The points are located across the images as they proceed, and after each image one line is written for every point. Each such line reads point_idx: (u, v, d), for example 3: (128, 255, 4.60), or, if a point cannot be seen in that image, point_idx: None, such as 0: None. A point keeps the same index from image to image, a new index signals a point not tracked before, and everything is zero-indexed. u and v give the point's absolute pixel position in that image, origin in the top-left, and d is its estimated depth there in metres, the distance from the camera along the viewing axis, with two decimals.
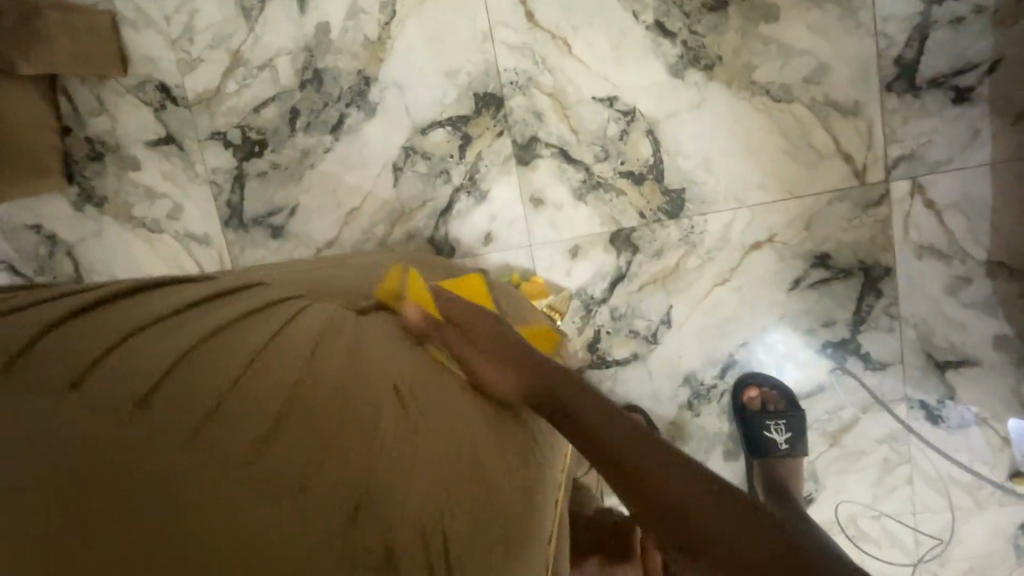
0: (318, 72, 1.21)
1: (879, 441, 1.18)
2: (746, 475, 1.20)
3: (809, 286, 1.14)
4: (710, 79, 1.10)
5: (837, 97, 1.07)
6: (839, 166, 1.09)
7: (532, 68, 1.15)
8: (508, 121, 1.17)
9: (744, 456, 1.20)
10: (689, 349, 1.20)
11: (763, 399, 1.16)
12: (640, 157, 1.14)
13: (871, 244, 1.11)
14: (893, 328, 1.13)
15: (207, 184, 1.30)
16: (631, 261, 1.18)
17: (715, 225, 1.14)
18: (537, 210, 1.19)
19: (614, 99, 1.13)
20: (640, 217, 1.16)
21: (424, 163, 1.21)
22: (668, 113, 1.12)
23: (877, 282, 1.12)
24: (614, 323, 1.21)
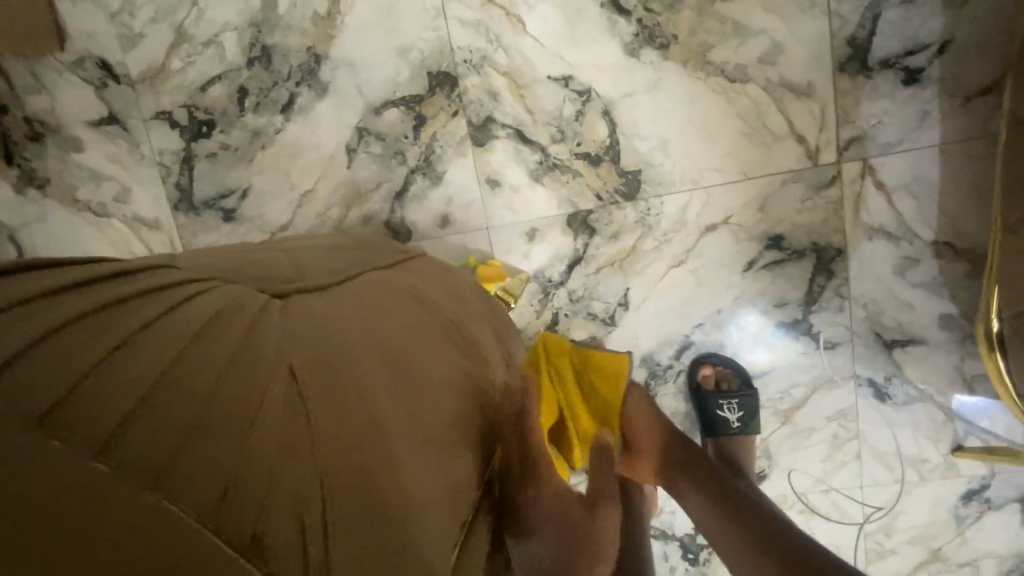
0: (267, 49, 1.17)
1: (829, 418, 1.21)
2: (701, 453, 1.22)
3: (763, 268, 1.15)
4: (666, 59, 1.09)
5: (791, 78, 1.07)
6: (792, 147, 1.10)
7: (487, 47, 1.12)
8: (463, 101, 1.15)
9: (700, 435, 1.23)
10: (646, 331, 1.21)
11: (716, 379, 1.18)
12: (597, 138, 1.13)
13: (822, 225, 1.12)
14: (844, 308, 1.15)
15: (154, 166, 1.25)
16: (587, 244, 1.18)
17: (671, 207, 1.14)
18: (494, 192, 1.18)
19: (570, 78, 1.11)
20: (597, 200, 1.15)
21: (378, 144, 1.19)
22: (624, 93, 1.11)
23: (829, 263, 1.14)
24: (572, 305, 1.21)
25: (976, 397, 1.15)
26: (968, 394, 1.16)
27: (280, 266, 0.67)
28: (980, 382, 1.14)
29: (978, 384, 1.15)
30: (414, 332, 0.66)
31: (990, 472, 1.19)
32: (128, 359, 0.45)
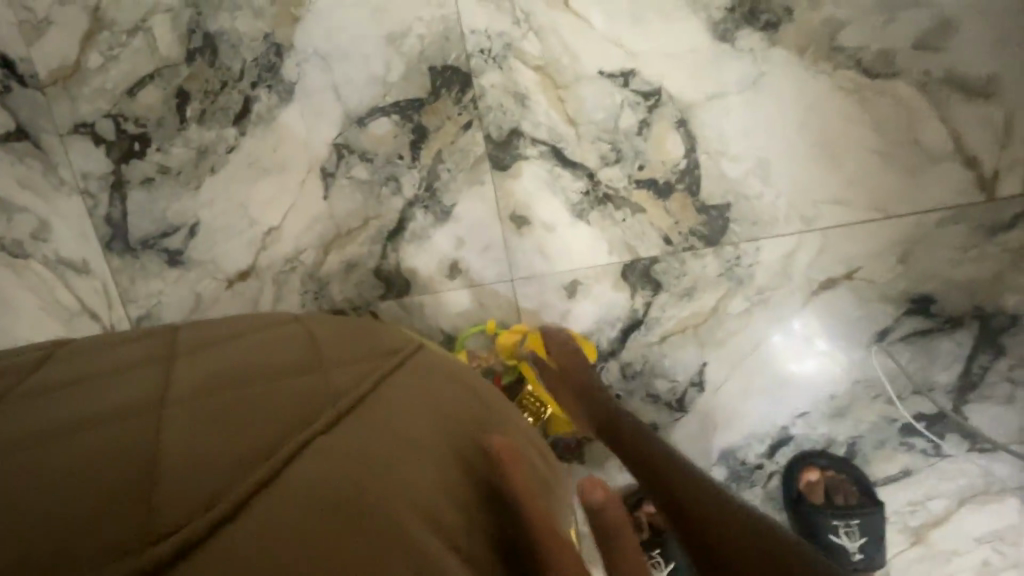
0: (211, 38, 0.86)
1: (979, 540, 0.88)
2: None
3: (899, 340, 0.82)
4: (774, 43, 0.75)
5: (963, 71, 0.73)
6: (956, 173, 0.75)
7: (511, 29, 0.79)
8: (479, 107, 0.83)
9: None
10: (726, 419, 0.89)
11: (828, 490, 0.86)
12: (667, 158, 0.80)
13: (993, 283, 0.78)
14: (1015, 397, 0.82)
15: (78, 195, 0.96)
16: (650, 303, 0.85)
17: (771, 255, 0.81)
18: (521, 232, 0.86)
19: (631, 74, 0.78)
20: (664, 243, 0.83)
21: (363, 166, 0.87)
22: (711, 95, 0.77)
23: (997, 335, 0.80)
24: (626, 384, 0.89)
25: None
26: None
27: (122, 494, 0.35)
28: None
29: None
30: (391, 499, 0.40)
31: None
32: None
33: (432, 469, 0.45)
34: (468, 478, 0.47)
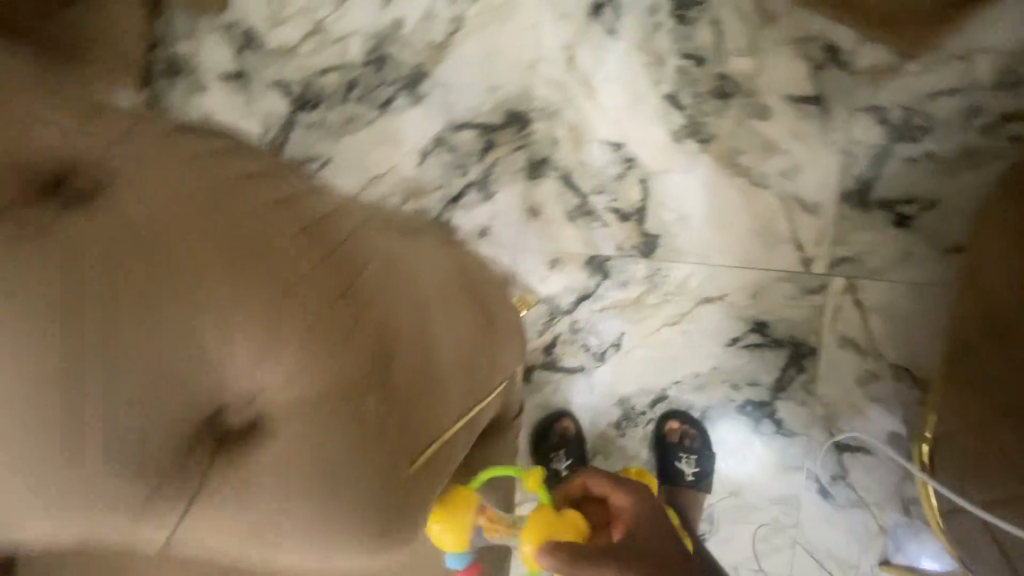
0: (383, 57, 1.41)
1: (774, 501, 1.31)
2: None
3: (744, 346, 1.30)
4: (703, 152, 1.29)
5: (803, 195, 1.27)
6: (791, 252, 1.28)
7: (560, 103, 1.34)
8: (528, 140, 1.36)
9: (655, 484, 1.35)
10: (628, 374, 1.35)
11: (681, 435, 1.31)
12: (630, 199, 1.32)
13: (803, 324, 1.28)
14: (807, 402, 1.28)
15: (258, 122, 1.46)
16: (599, 284, 1.34)
17: (677, 274, 1.31)
18: (533, 219, 1.36)
19: (620, 146, 1.32)
20: (617, 249, 1.33)
21: (448, 154, 1.39)
22: (661, 169, 1.31)
23: (802, 358, 1.28)
24: (572, 333, 1.36)
25: (910, 518, 1.26)
26: (903, 513, 1.26)
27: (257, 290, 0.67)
28: (915, 506, 1.25)
29: (914, 506, 1.25)
30: (372, 335, 0.73)
31: None
32: (161, 298, 0.64)
33: (399, 333, 0.76)
34: (416, 345, 0.77)
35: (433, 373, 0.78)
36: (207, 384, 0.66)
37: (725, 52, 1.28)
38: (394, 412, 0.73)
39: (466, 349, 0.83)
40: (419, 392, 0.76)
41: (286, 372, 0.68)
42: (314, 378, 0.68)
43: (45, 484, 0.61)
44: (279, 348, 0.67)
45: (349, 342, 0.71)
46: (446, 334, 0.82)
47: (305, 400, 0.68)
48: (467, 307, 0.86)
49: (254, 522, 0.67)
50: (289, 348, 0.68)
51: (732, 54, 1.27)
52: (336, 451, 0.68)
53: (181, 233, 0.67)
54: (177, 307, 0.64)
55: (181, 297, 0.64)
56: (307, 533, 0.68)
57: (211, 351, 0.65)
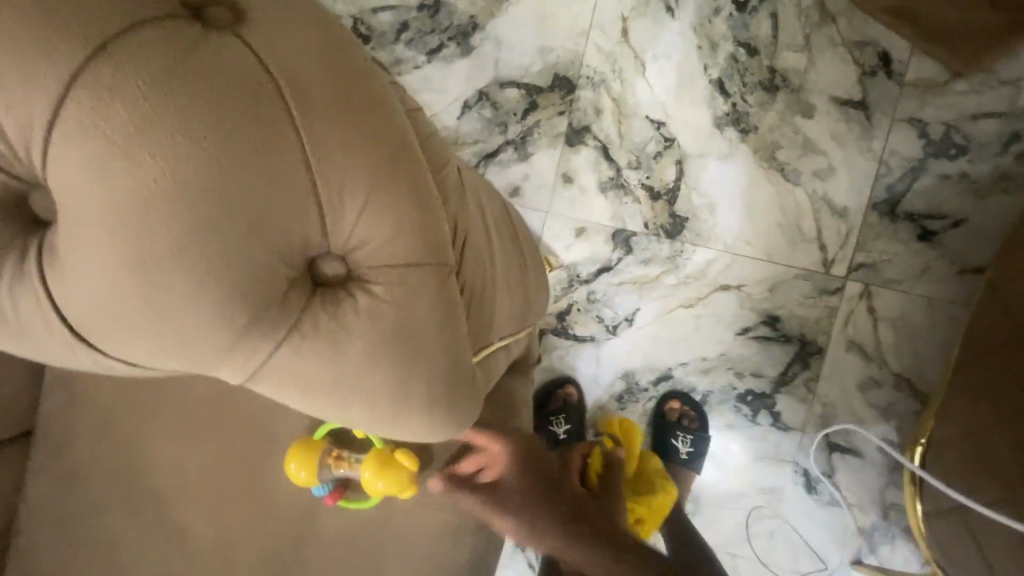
0: (439, 3, 1.40)
1: (760, 490, 1.34)
2: None
3: (754, 337, 1.32)
4: (743, 141, 1.31)
5: (834, 197, 1.28)
6: (813, 251, 1.30)
7: (609, 73, 1.35)
8: (572, 106, 1.36)
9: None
10: (637, 349, 1.37)
11: (680, 414, 1.33)
12: (664, 178, 1.34)
13: (814, 323, 1.30)
14: (806, 399, 1.31)
15: None
16: (621, 258, 1.36)
17: (700, 258, 1.33)
18: (565, 186, 1.37)
19: (662, 124, 1.33)
20: (644, 226, 1.35)
21: (490, 110, 1.39)
22: (699, 153, 1.32)
23: (807, 356, 1.31)
24: (587, 303, 1.38)
25: (888, 522, 1.30)
26: (882, 517, 1.30)
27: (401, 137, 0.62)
28: (894, 511, 1.29)
29: (893, 511, 1.30)
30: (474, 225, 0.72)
31: None
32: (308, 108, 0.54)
33: (489, 233, 0.76)
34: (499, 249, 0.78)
35: (511, 280, 0.79)
36: (287, 229, 0.54)
37: (779, 45, 1.28)
38: (480, 307, 0.71)
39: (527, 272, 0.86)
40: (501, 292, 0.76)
41: (386, 231, 0.58)
42: (415, 243, 0.59)
43: (96, 320, 0.53)
44: (389, 202, 0.57)
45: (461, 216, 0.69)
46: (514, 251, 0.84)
47: (408, 264, 0.59)
48: (515, 242, 0.86)
49: (326, 386, 0.60)
50: (395, 207, 0.58)
51: (786, 48, 1.28)
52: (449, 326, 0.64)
53: (292, 58, 0.54)
54: (278, 136, 0.52)
55: (285, 123, 0.53)
56: (378, 408, 0.63)
57: (317, 186, 0.55)
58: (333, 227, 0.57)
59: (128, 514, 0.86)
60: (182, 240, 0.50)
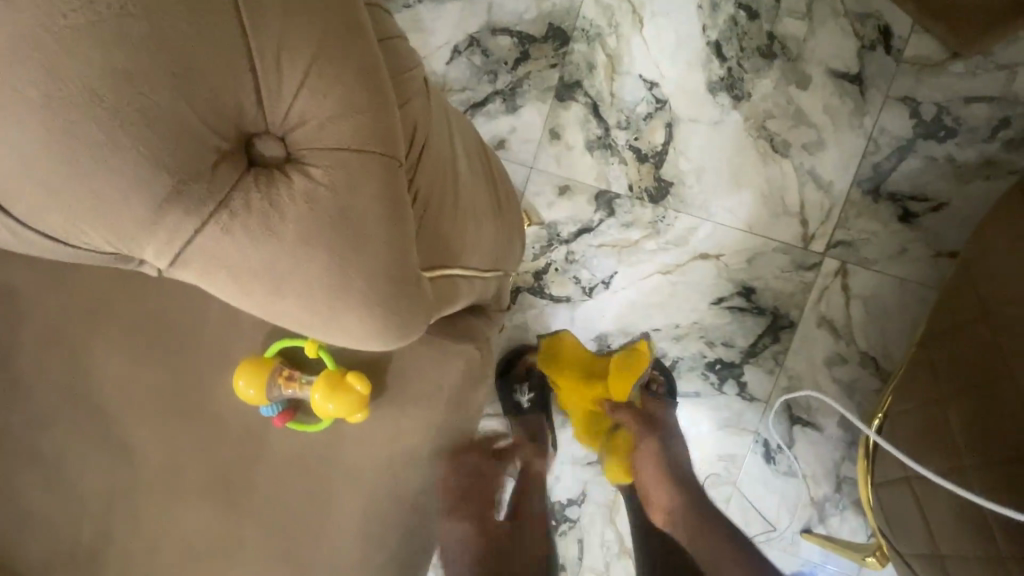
0: None
1: (720, 457, 1.37)
2: None
3: (728, 308, 1.33)
4: (735, 108, 1.28)
5: (820, 172, 1.27)
6: (794, 225, 1.29)
7: (605, 27, 1.31)
8: (565, 59, 1.32)
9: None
10: (611, 313, 1.36)
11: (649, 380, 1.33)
12: (652, 141, 1.31)
13: (788, 297, 1.31)
14: (773, 372, 1.33)
15: None
16: (602, 220, 1.34)
17: (681, 225, 1.32)
18: (551, 142, 1.35)
19: (655, 85, 1.30)
20: (628, 188, 1.33)
21: (480, 57, 1.35)
22: (690, 117, 1.30)
23: (778, 329, 1.32)
24: (565, 263, 1.36)
25: (840, 495, 1.33)
26: (835, 489, 1.33)
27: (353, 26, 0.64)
28: (847, 484, 1.33)
29: (846, 484, 1.33)
30: (429, 136, 0.74)
31: (822, 561, 1.36)
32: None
33: (444, 150, 0.78)
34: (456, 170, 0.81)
35: (469, 202, 0.82)
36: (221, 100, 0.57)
37: (780, 11, 1.25)
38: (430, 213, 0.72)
39: (487, 200, 0.89)
40: (458, 206, 0.78)
41: (329, 114, 0.61)
42: (356, 126, 0.61)
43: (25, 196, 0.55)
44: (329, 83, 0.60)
45: (414, 121, 0.71)
46: (477, 182, 0.87)
47: (351, 149, 0.61)
48: (483, 179, 0.90)
49: (260, 276, 0.61)
50: (339, 89, 0.60)
51: (786, 14, 1.25)
52: (394, 217, 0.64)
53: None
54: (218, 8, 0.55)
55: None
56: (313, 300, 0.63)
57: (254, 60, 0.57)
58: (270, 104, 0.60)
59: (79, 428, 0.86)
60: (119, 121, 0.52)
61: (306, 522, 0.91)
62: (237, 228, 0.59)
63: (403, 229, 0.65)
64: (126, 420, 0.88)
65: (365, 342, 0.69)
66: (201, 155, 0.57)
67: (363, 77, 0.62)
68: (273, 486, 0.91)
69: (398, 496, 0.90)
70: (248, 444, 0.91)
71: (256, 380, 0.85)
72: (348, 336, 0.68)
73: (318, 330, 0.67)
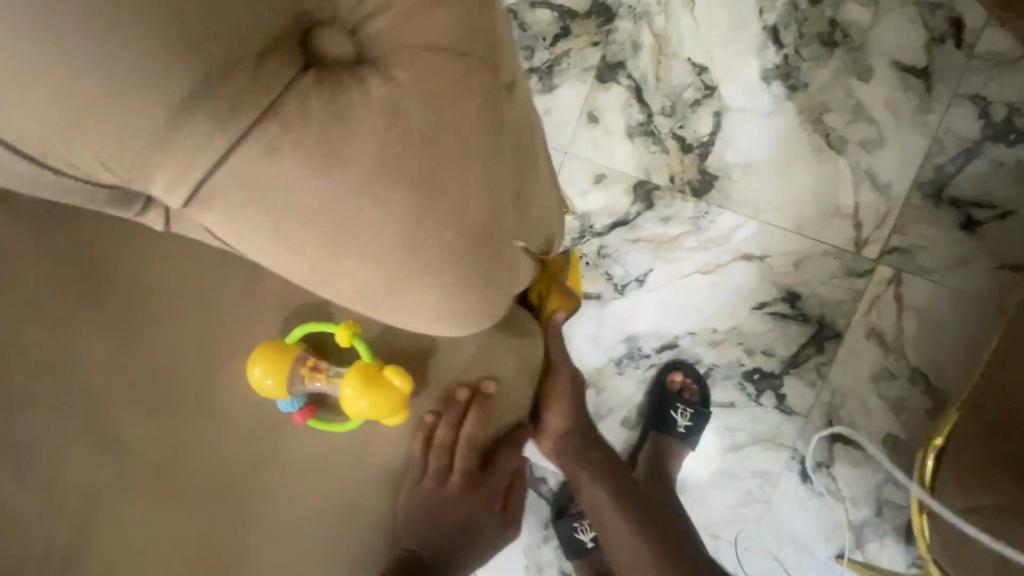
0: None
1: (753, 473, 1.28)
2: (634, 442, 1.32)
3: (770, 314, 1.23)
4: (790, 99, 1.19)
5: (878, 173, 1.18)
6: (846, 228, 1.20)
7: (654, 5, 1.21)
8: (608, 38, 1.23)
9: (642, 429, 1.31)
10: (644, 313, 1.27)
11: (682, 385, 1.27)
12: (699, 130, 1.22)
13: (836, 305, 1.22)
14: (815, 384, 1.24)
15: None
16: (640, 213, 1.25)
17: (725, 222, 1.23)
18: (589, 126, 1.25)
19: (705, 69, 1.21)
20: (669, 180, 1.24)
21: (517, 30, 1.25)
22: (740, 106, 1.20)
23: (824, 339, 1.23)
24: (597, 258, 1.27)
25: (880, 519, 1.24)
26: (875, 513, 1.24)
27: None
28: (888, 508, 1.24)
29: (887, 508, 1.24)
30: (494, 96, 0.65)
31: None
32: None
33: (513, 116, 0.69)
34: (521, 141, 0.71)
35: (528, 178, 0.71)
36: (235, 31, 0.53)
37: None
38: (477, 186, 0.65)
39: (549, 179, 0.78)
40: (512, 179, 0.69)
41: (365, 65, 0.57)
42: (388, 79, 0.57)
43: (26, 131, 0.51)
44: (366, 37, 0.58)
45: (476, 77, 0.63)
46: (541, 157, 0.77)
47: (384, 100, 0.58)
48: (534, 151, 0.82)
49: (324, 233, 0.61)
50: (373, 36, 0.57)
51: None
52: (424, 181, 0.61)
53: None
54: None
55: None
56: (346, 267, 0.64)
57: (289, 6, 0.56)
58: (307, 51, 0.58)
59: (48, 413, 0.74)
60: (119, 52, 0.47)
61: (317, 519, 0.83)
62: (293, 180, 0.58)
63: (431, 197, 0.62)
64: (115, 408, 0.77)
65: (408, 319, 0.71)
66: (222, 80, 0.54)
67: (427, 32, 0.60)
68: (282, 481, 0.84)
69: (440, 506, 0.86)
70: (258, 433, 0.84)
71: (280, 373, 0.76)
72: (381, 307, 0.70)
73: (348, 301, 0.69)
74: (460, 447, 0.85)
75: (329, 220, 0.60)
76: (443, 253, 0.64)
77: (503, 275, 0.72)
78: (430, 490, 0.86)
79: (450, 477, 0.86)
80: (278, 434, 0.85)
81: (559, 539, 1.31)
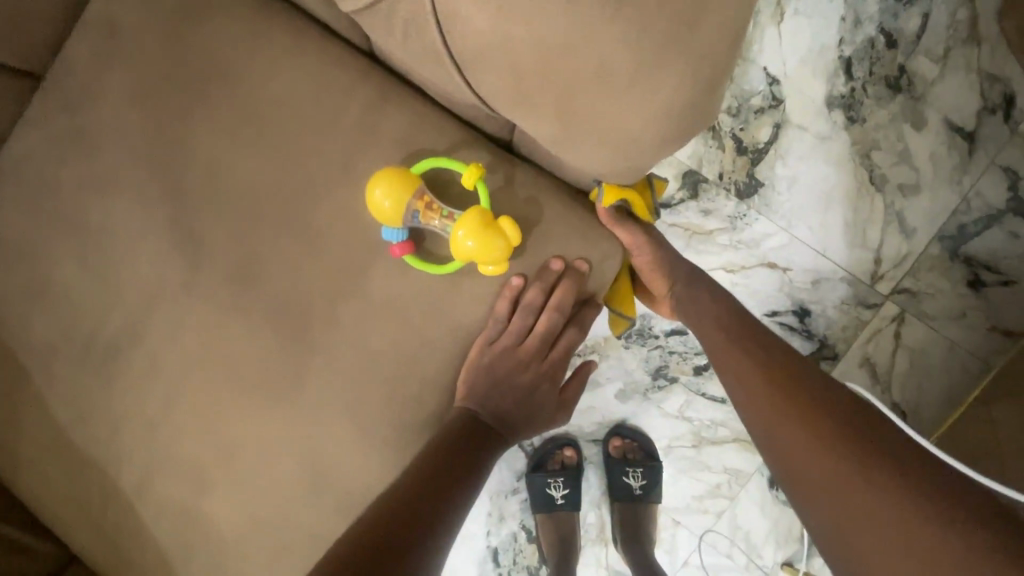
0: None
1: (726, 469, 1.33)
2: (616, 428, 1.36)
3: (778, 323, 1.30)
4: (845, 129, 1.26)
5: (907, 217, 1.26)
6: (866, 261, 1.28)
7: None
8: None
9: (614, 430, 1.36)
10: None
11: (624, 450, 1.34)
12: (756, 136, 1.28)
13: (839, 329, 1.29)
14: None
15: None
16: (682, 200, 1.30)
17: (758, 229, 1.29)
18: None
19: (776, 81, 1.27)
20: (717, 176, 1.29)
21: None
22: (800, 124, 1.27)
23: (821, 357, 1.30)
24: None
25: None
26: None
27: None
28: None
29: None
30: None
31: None
32: None
33: None
34: None
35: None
36: None
37: (918, 48, 1.23)
38: None
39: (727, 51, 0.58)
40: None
41: None
42: None
43: None
44: None
45: None
46: None
47: None
48: None
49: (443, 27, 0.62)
50: None
51: (922, 52, 1.23)
52: None
53: None
54: None
55: None
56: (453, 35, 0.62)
57: None
58: None
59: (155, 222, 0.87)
60: None
61: (330, 393, 0.84)
62: (615, 37, 0.52)
63: None
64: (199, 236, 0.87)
65: (512, 111, 0.66)
66: None
67: None
68: (324, 335, 0.85)
69: (508, 374, 0.85)
70: (314, 283, 0.85)
71: (396, 194, 0.77)
72: (486, 86, 0.65)
73: (460, 67, 0.65)
74: (545, 311, 0.84)
75: (593, 87, 0.56)
76: (540, 38, 0.55)
77: (609, 104, 0.57)
78: (498, 357, 0.84)
79: (527, 340, 0.86)
80: (312, 303, 0.85)
81: (529, 492, 1.33)
